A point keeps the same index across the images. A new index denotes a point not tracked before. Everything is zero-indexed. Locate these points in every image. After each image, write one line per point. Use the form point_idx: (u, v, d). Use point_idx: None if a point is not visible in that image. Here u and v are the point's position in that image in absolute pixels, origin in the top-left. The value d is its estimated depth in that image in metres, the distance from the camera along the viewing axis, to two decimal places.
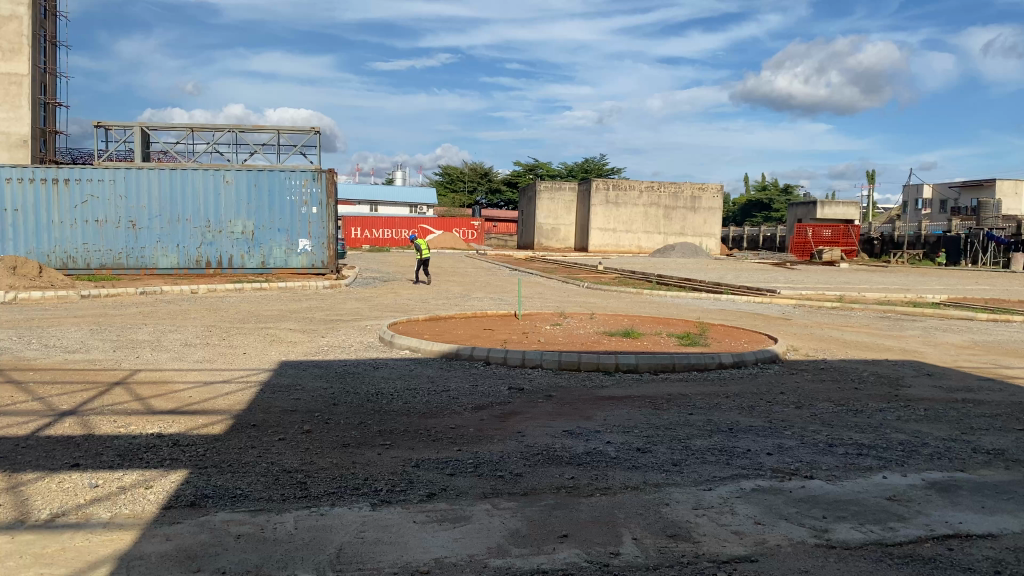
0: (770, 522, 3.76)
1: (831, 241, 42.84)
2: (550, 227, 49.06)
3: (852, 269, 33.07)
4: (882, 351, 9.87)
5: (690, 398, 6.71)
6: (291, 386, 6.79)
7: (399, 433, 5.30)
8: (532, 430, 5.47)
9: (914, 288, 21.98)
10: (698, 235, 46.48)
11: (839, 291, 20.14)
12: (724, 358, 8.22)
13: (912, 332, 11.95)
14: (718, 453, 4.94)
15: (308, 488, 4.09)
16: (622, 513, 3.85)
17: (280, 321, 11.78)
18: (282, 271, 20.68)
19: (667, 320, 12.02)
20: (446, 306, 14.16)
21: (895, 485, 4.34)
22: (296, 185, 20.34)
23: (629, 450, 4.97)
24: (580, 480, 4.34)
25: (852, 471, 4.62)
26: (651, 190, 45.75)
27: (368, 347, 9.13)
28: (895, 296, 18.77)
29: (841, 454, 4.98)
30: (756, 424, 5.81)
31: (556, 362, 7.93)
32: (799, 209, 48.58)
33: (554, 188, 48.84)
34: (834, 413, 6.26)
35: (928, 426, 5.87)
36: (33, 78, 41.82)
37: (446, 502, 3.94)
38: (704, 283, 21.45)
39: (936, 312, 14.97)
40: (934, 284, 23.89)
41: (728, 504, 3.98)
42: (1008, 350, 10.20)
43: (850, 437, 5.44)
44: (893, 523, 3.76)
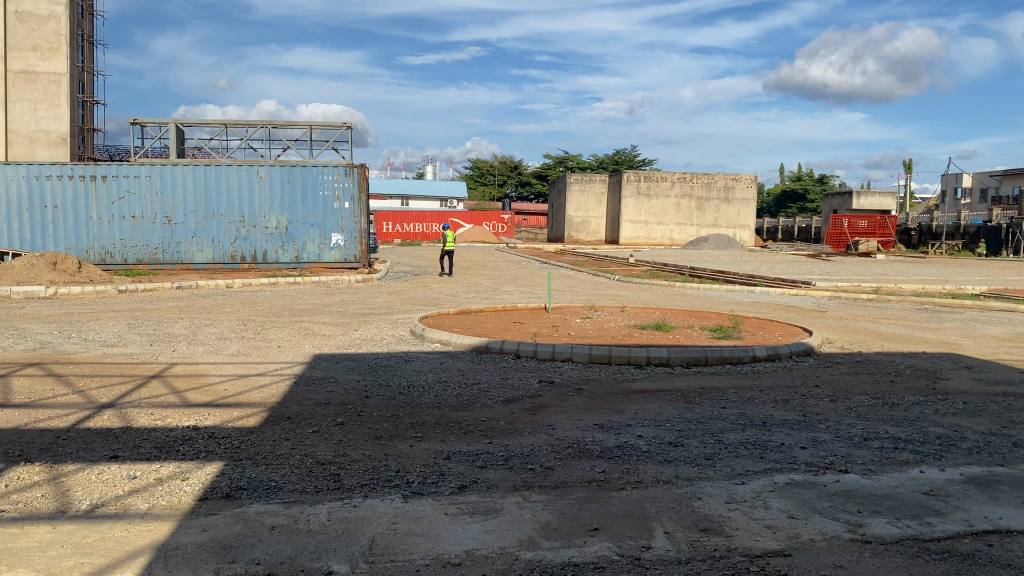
0: (804, 516, 3.72)
1: (867, 231, 42.19)
2: (581, 220, 48.92)
3: (889, 260, 32.55)
4: (920, 344, 9.70)
5: (723, 391, 6.66)
6: (324, 379, 6.86)
7: (430, 426, 5.33)
8: (562, 423, 5.47)
9: (954, 279, 21.57)
10: (731, 227, 46.05)
11: (876, 282, 19.84)
12: (757, 352, 8.15)
13: (951, 324, 11.73)
14: (751, 447, 4.90)
15: (341, 480, 4.13)
16: (654, 506, 3.83)
17: (314, 314, 11.89)
18: (316, 266, 20.87)
19: (699, 313, 11.93)
20: (477, 299, 14.19)
21: (932, 480, 4.27)
22: (329, 180, 20.48)
23: (661, 444, 4.94)
24: (611, 473, 4.32)
25: (888, 465, 4.55)
26: (684, 181, 45.39)
27: (400, 340, 9.19)
28: (934, 288, 18.42)
29: (876, 448, 4.91)
30: (790, 417, 5.75)
31: (586, 356, 7.92)
32: (835, 200, 47.90)
33: (585, 181, 48.67)
34: (869, 406, 6.17)
35: (967, 420, 5.77)
36: (71, 76, 42.61)
37: (477, 494, 3.95)
38: (737, 275, 21.26)
39: (977, 304, 14.68)
40: (974, 275, 23.43)
41: (761, 498, 3.95)
42: None
43: (886, 430, 5.37)
44: (930, 518, 3.70)
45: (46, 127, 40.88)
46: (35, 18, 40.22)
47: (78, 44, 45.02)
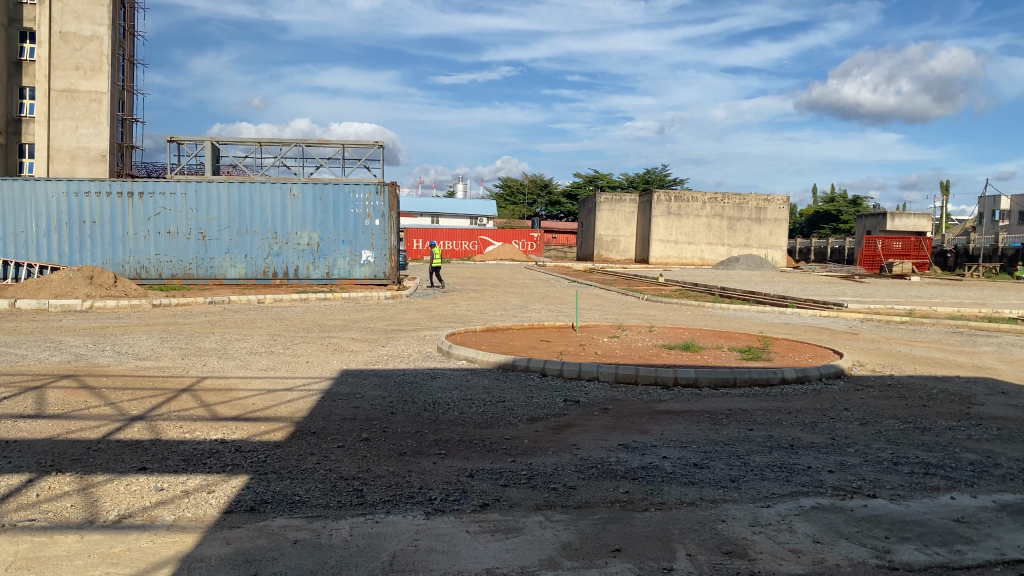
0: (830, 541, 3.67)
1: (902, 253, 41.67)
2: (610, 239, 48.84)
3: (923, 283, 32.11)
4: (953, 368, 9.54)
5: (751, 413, 6.60)
6: (351, 395, 6.90)
7: (454, 443, 5.34)
8: (587, 442, 5.45)
9: (990, 302, 21.29)
10: (763, 247, 45.74)
11: (910, 305, 19.60)
12: (787, 373, 8.05)
13: (987, 348, 11.53)
14: (778, 470, 4.84)
15: (364, 496, 4.14)
16: (677, 529, 3.80)
17: (343, 330, 11.97)
18: (346, 282, 21.03)
19: (729, 334, 11.84)
20: (505, 317, 14.18)
21: (963, 507, 4.19)
22: (360, 198, 20.70)
23: (685, 465, 4.90)
24: (633, 494, 4.30)
25: (917, 491, 4.47)
26: (715, 201, 45.19)
27: (428, 356, 9.24)
28: (969, 311, 18.17)
29: (906, 473, 4.83)
30: (818, 441, 5.67)
31: (613, 375, 7.88)
32: (869, 221, 47.40)
33: (615, 200, 48.64)
34: (900, 430, 6.06)
35: (1001, 446, 5.65)
36: (112, 95, 43.55)
37: (499, 512, 3.95)
38: (768, 296, 21.11)
39: (1013, 327, 14.41)
40: (1011, 299, 23.08)
41: (787, 522, 3.90)
42: None
43: (916, 455, 5.28)
44: (960, 546, 3.62)
45: (86, 144, 41.74)
46: (79, 39, 41.32)
47: (119, 64, 46.10)
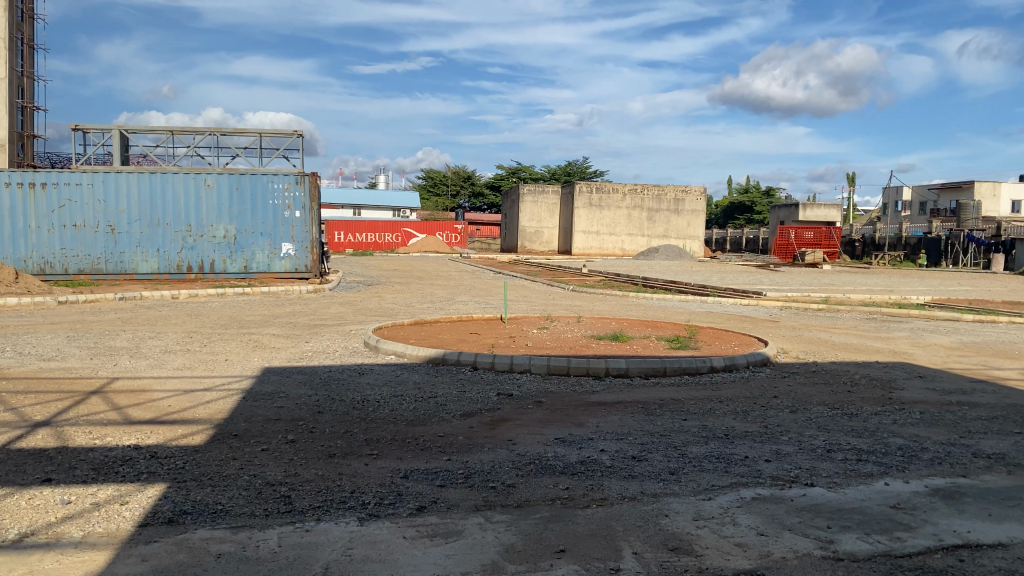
0: (773, 532, 3.63)
1: (813, 243, 42.94)
2: (534, 230, 48.97)
3: (835, 271, 33.31)
4: (871, 353, 9.82)
5: (684, 403, 6.59)
6: (274, 394, 6.60)
7: (386, 442, 5.14)
8: (523, 438, 5.32)
9: (897, 289, 22.19)
10: (682, 237, 46.66)
11: (825, 292, 20.22)
12: (716, 362, 8.11)
13: (900, 333, 11.95)
14: (715, 460, 4.81)
15: (292, 503, 3.91)
16: (620, 525, 3.70)
17: (264, 326, 11.55)
18: (265, 276, 20.46)
19: (655, 323, 11.91)
20: (431, 310, 13.93)
21: (897, 492, 4.24)
22: (279, 189, 20.07)
23: (624, 459, 4.83)
24: (574, 490, 4.19)
25: (852, 478, 4.50)
26: (635, 192, 45.81)
27: (353, 352, 8.97)
28: (879, 297, 18.86)
29: (839, 460, 4.87)
30: (752, 429, 5.69)
31: (545, 367, 7.79)
32: (782, 212, 48.85)
33: (538, 191, 48.77)
34: (828, 417, 6.14)
35: (925, 430, 5.80)
36: (10, 81, 41.25)
37: (437, 515, 3.78)
38: (689, 285, 21.49)
39: (922, 313, 15.01)
40: (915, 285, 24.15)
41: (729, 515, 3.84)
42: (995, 352, 10.25)
43: (847, 441, 5.34)
44: (900, 533, 3.64)
45: None
46: None
47: (18, 48, 43.72)
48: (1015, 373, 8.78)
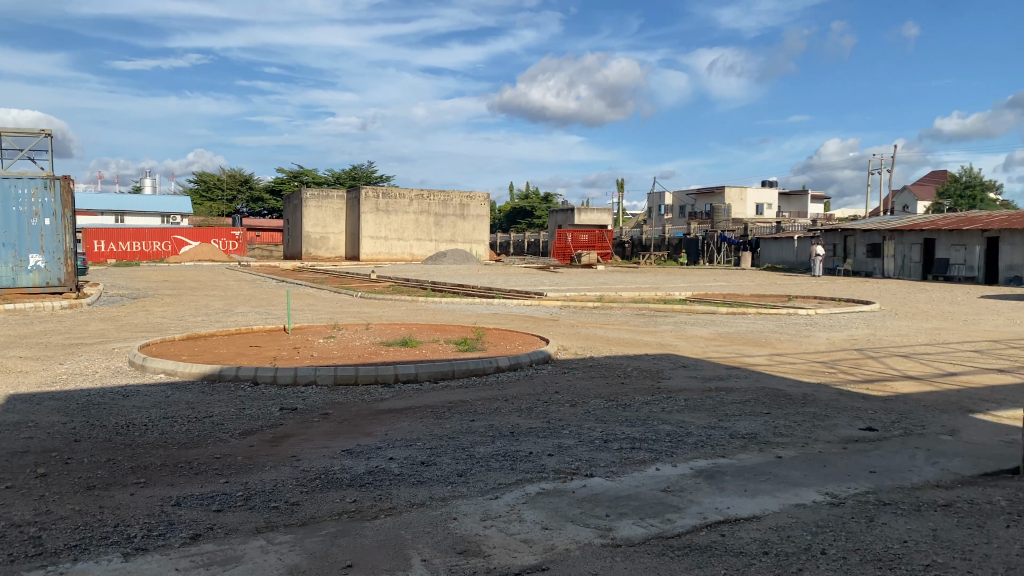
0: (556, 525, 3.76)
1: (589, 245, 45.38)
2: (318, 236, 47.72)
3: (609, 271, 35.40)
4: (642, 346, 10.51)
5: (471, 404, 6.67)
6: (21, 424, 5.89)
7: (155, 469, 4.76)
8: (307, 453, 5.14)
9: (664, 286, 23.95)
10: (467, 242, 47.58)
11: (600, 291, 21.42)
12: (501, 362, 8.31)
13: (667, 327, 12.90)
14: (501, 459, 4.91)
15: (43, 544, 3.50)
16: (408, 533, 3.67)
17: (9, 348, 10.30)
18: (10, 291, 18.32)
19: (443, 327, 11.99)
20: (208, 323, 13.13)
21: (667, 476, 4.57)
22: (24, 194, 18.10)
23: (412, 465, 4.79)
24: (362, 502, 4.10)
25: (627, 465, 4.77)
26: (421, 197, 45.99)
27: (117, 372, 8.22)
28: (649, 294, 20.24)
29: (615, 449, 5.15)
30: (535, 426, 5.88)
31: (331, 378, 7.57)
32: (560, 215, 51.13)
33: (321, 196, 47.58)
34: (605, 408, 6.50)
35: (689, 415, 6.33)
36: None
37: (215, 542, 3.55)
38: (475, 288, 21.90)
39: (685, 307, 16.30)
40: (680, 282, 26.20)
41: (514, 512, 3.92)
42: (747, 341, 11.35)
43: (623, 431, 5.66)
44: (670, 514, 3.94)
45: None
46: None
47: None
48: (763, 359, 9.77)
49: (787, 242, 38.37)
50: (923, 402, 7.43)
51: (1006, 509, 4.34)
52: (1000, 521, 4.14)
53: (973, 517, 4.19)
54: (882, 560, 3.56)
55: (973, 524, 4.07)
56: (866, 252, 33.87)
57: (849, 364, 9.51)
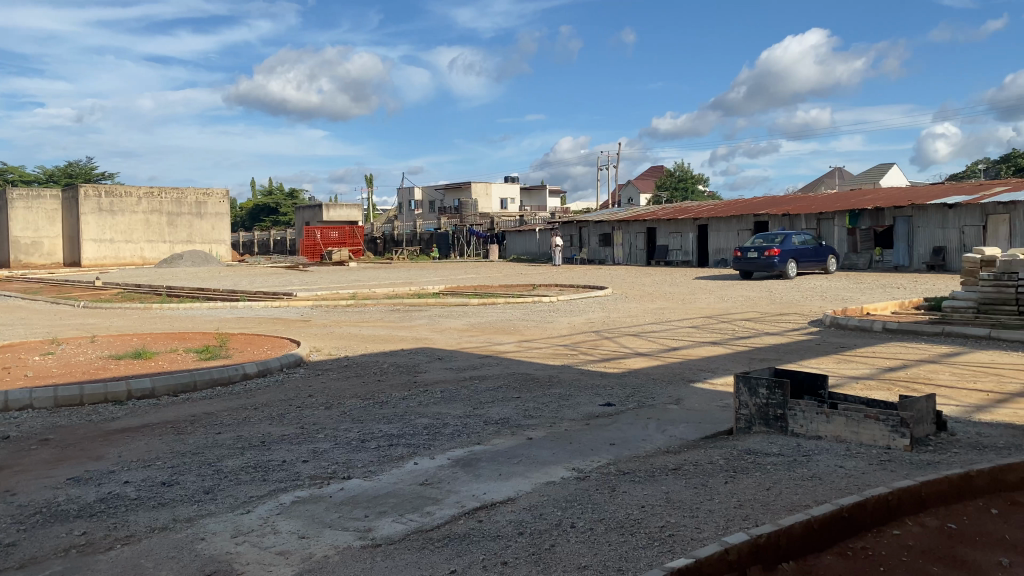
0: (314, 533, 3.75)
1: (338, 242, 43.80)
2: (29, 241, 42.57)
3: (361, 267, 35.07)
4: (396, 341, 10.54)
5: (217, 416, 6.31)
6: None
7: None
8: (25, 485, 4.55)
9: (416, 280, 24.17)
10: (206, 242, 45.07)
11: (352, 288, 21.17)
12: (249, 368, 7.96)
13: (420, 321, 13.03)
14: (252, 471, 4.75)
15: None
16: (151, 559, 3.40)
17: None
18: None
19: (183, 335, 11.18)
20: None
21: (424, 469, 4.83)
22: None
23: (152, 486, 4.43)
24: (94, 533, 3.72)
25: (385, 463, 4.96)
26: (151, 196, 42.55)
27: None
28: (400, 289, 20.33)
29: (373, 448, 5.30)
30: (288, 433, 5.73)
31: (51, 400, 6.75)
32: (306, 212, 49.74)
33: (31, 196, 42.41)
34: (362, 408, 6.56)
35: (445, 407, 6.60)
36: None
37: None
38: (217, 292, 20.68)
39: (437, 300, 16.58)
40: (430, 276, 26.58)
41: (269, 525, 3.84)
42: (496, 330, 11.80)
43: (380, 429, 5.80)
44: (429, 507, 4.16)
45: None
46: None
47: None
48: (511, 346, 10.19)
49: (530, 234, 40.91)
50: (653, 375, 8.16)
51: (724, 466, 4.88)
52: (719, 477, 4.65)
53: (698, 477, 4.66)
54: (623, 526, 3.85)
55: (698, 483, 4.54)
56: (599, 241, 36.48)
57: (589, 346, 10.18)
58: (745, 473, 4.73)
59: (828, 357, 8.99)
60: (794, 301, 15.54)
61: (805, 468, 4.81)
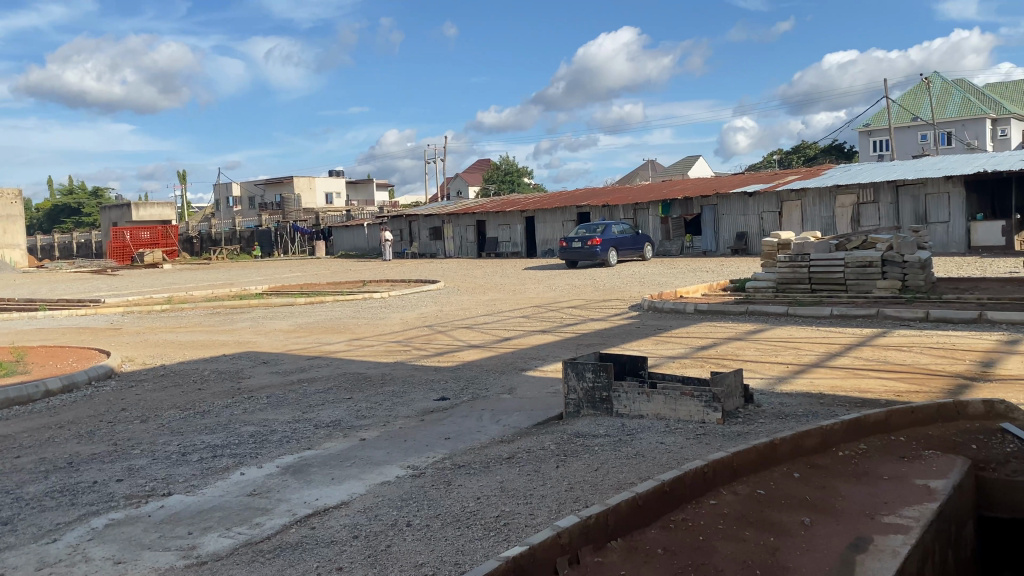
0: (132, 556, 3.52)
1: (150, 243, 40.89)
2: None
3: (177, 269, 33.08)
4: (218, 347, 10.04)
5: (15, 438, 5.75)
6: None
7: None
8: None
9: (238, 281, 23.13)
10: None
11: (167, 292, 19.93)
12: (51, 384, 7.30)
13: (244, 324, 12.48)
14: (58, 495, 4.38)
15: None
16: None
17: None
18: None
19: None
20: None
21: (252, 479, 4.64)
22: None
23: None
24: None
25: (208, 476, 4.71)
26: None
27: None
28: (221, 291, 19.38)
29: (195, 461, 5.02)
30: (98, 451, 5.32)
31: None
32: (113, 212, 46.28)
33: None
34: (181, 419, 6.19)
35: (272, 412, 6.36)
36: None
37: None
38: (11, 301, 18.82)
39: (261, 301, 15.93)
40: (254, 276, 25.50)
41: (79, 552, 3.56)
42: (325, 329, 11.51)
43: (202, 440, 5.51)
44: (258, 518, 4.00)
45: None
46: None
47: None
48: (341, 345, 9.98)
49: (357, 230, 40.41)
50: (485, 367, 8.26)
51: (555, 451, 5.01)
52: (551, 463, 4.77)
53: (531, 464, 4.76)
54: (459, 519, 3.86)
55: (532, 470, 4.64)
56: (428, 235, 36.46)
57: (422, 341, 10.16)
58: (575, 456, 4.88)
59: (648, 339, 9.47)
60: (616, 288, 16.23)
61: (630, 447, 5.03)
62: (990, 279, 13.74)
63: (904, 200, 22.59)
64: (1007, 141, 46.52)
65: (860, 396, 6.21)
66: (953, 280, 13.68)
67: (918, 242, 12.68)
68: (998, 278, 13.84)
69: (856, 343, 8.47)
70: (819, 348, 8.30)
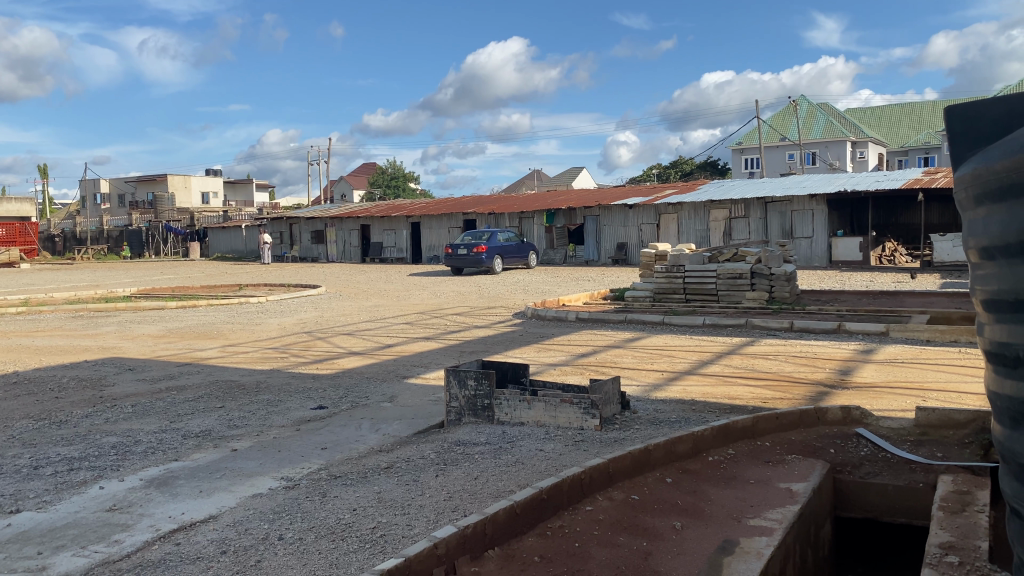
0: None
1: (6, 240, 38.17)
2: None
3: (36, 270, 31.00)
4: (80, 352, 9.47)
5: None
6: None
7: None
8: None
9: (104, 283, 21.90)
10: None
11: (24, 293, 18.67)
12: None
13: (109, 328, 11.81)
14: None
15: None
16: None
17: None
18: None
19: None
20: None
21: (112, 493, 4.37)
22: None
23: None
24: None
25: (63, 491, 4.41)
26: None
27: None
28: (84, 293, 18.30)
29: (48, 475, 4.69)
30: None
31: None
32: None
33: None
34: (35, 430, 5.78)
35: (138, 422, 6.03)
36: None
37: None
38: None
39: (128, 304, 15.13)
40: (121, 278, 24.21)
41: None
42: (198, 334, 11.06)
43: (57, 452, 5.15)
44: (116, 535, 3.77)
45: None
46: None
47: None
48: (215, 351, 9.61)
49: (235, 231, 39.16)
50: (365, 374, 8.12)
51: (434, 460, 4.97)
52: (430, 471, 4.72)
53: (409, 474, 4.70)
54: (334, 532, 3.76)
55: (410, 479, 4.58)
56: (311, 238, 35.66)
57: (300, 347, 9.90)
58: (455, 465, 4.85)
59: (530, 346, 9.57)
60: (499, 295, 16.35)
61: (509, 455, 5.05)
62: (850, 291, 14.60)
63: (772, 215, 23.78)
64: (865, 163, 49.77)
65: (728, 402, 6.49)
66: (815, 292, 14.47)
67: (784, 255, 13.33)
68: (855, 291, 14.72)
69: (726, 351, 8.82)
70: (692, 356, 8.59)
